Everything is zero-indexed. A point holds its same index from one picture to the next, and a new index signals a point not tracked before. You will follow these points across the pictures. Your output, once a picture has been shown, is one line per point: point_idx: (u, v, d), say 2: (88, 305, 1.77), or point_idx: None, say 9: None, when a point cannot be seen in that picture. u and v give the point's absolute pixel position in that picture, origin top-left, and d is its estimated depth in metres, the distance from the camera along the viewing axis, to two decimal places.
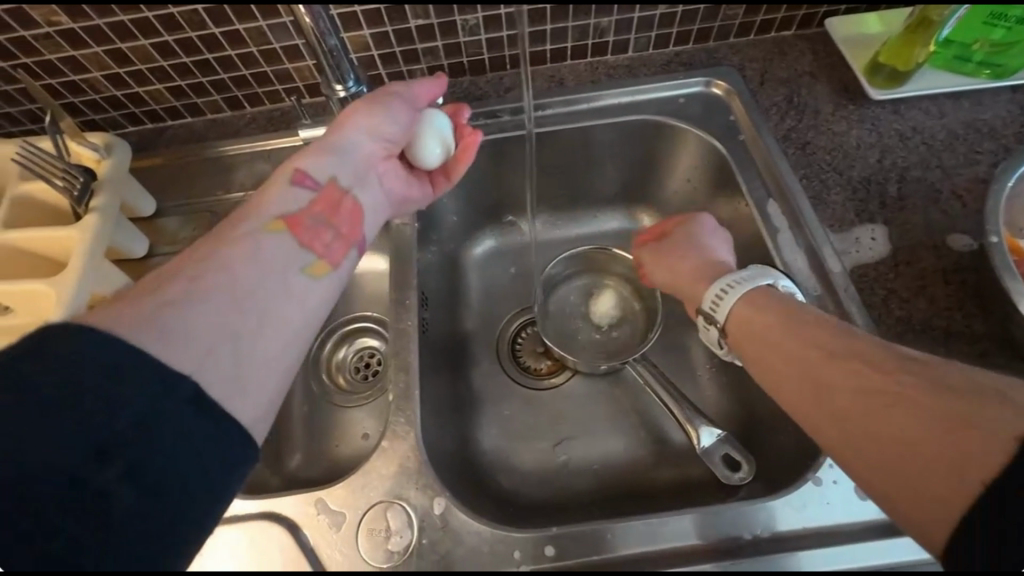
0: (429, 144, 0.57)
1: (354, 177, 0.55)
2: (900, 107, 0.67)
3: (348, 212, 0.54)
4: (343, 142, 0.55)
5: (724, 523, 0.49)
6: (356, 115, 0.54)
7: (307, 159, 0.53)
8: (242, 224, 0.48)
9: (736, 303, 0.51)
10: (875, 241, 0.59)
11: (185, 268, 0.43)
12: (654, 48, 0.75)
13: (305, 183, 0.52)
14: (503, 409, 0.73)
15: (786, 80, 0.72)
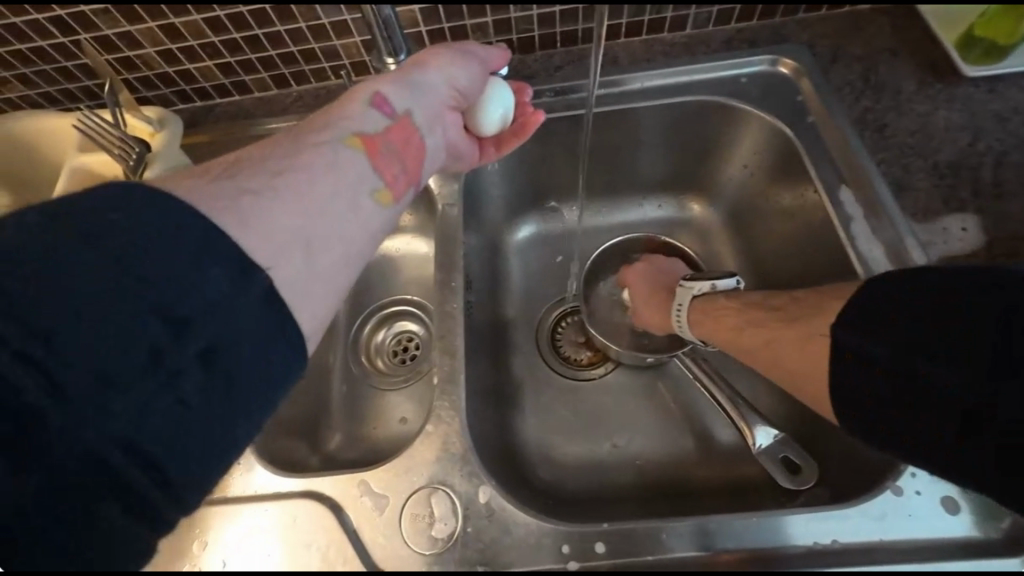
0: (500, 102, 0.56)
1: (428, 114, 0.53)
2: (999, 85, 0.60)
3: (417, 152, 0.51)
4: (425, 78, 0.53)
5: (791, 533, 0.45)
6: (440, 54, 0.54)
7: (388, 86, 0.51)
8: (319, 133, 0.46)
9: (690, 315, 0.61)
10: (966, 232, 0.52)
11: (264, 164, 0.42)
12: (716, 24, 0.70)
13: (384, 109, 0.50)
14: (543, 399, 0.71)
15: (862, 57, 0.65)
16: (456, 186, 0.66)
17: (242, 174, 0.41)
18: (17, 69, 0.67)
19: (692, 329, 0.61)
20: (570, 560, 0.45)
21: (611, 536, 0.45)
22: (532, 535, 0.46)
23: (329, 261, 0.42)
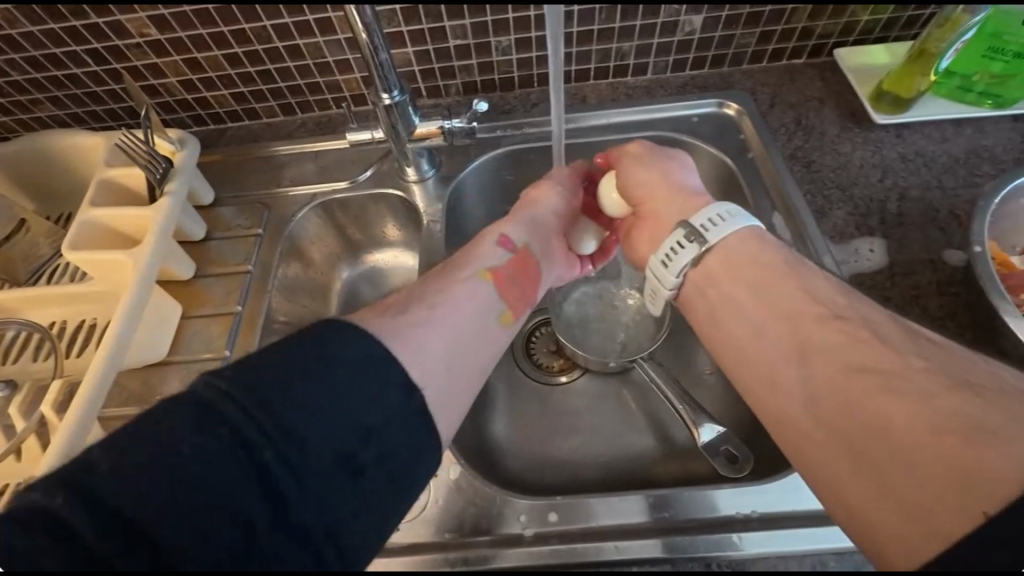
0: (587, 228, 0.65)
1: (539, 243, 0.60)
2: (904, 132, 0.71)
3: (531, 277, 0.58)
4: (538, 208, 0.63)
5: (718, 506, 0.51)
6: (547, 185, 0.64)
7: (512, 220, 0.60)
8: (459, 273, 0.53)
9: (732, 235, 0.51)
10: (873, 253, 0.61)
11: (423, 302, 0.48)
12: (672, 71, 0.80)
13: (506, 245, 0.57)
14: (516, 400, 0.78)
15: (794, 104, 0.76)
16: (439, 205, 0.75)
17: (403, 314, 0.45)
18: (50, 92, 0.75)
19: (726, 242, 0.51)
20: (527, 527, 0.51)
21: (563, 507, 0.52)
22: (493, 507, 0.52)
23: (470, 386, 0.46)
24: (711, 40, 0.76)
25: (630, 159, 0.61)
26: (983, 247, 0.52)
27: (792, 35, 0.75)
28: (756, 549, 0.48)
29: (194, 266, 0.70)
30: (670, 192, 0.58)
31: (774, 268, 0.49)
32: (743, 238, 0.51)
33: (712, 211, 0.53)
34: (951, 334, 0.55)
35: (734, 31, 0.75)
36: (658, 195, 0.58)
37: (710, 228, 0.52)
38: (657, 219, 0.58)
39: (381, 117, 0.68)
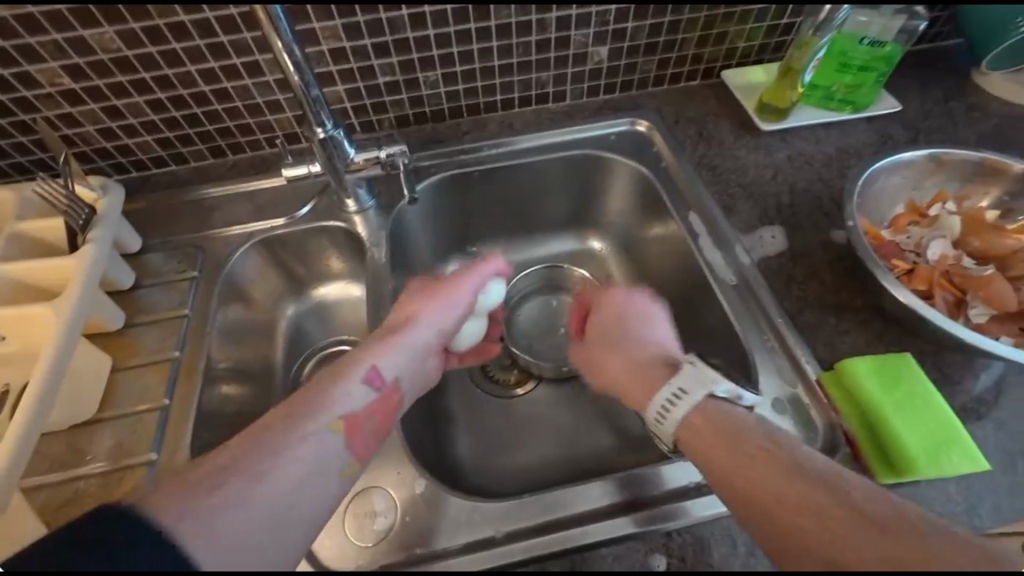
0: (473, 327, 0.66)
1: (412, 373, 0.58)
2: (787, 136, 0.82)
3: (393, 411, 0.55)
4: (426, 341, 0.60)
5: (665, 481, 0.55)
6: (456, 299, 0.63)
7: (386, 347, 0.57)
8: (307, 420, 0.48)
9: (684, 415, 0.51)
10: (775, 239, 0.70)
11: (260, 450, 0.45)
12: (587, 97, 0.89)
13: (375, 382, 0.54)
14: (476, 419, 0.78)
15: (694, 118, 0.86)
16: (382, 234, 0.77)
17: (225, 480, 0.42)
18: None
19: (675, 431, 0.52)
20: (499, 529, 0.52)
21: (530, 504, 0.54)
22: (464, 515, 0.53)
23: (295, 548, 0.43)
24: (618, 68, 0.86)
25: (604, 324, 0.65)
26: (855, 221, 0.60)
27: (685, 60, 0.87)
28: (708, 512, 0.52)
29: (123, 316, 0.66)
30: (631, 360, 0.59)
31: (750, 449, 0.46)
32: (708, 407, 0.51)
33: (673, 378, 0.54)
34: (845, 301, 0.63)
35: (635, 60, 0.85)
36: (615, 362, 0.60)
37: (682, 401, 0.52)
38: (625, 388, 0.58)
39: (317, 151, 0.70)
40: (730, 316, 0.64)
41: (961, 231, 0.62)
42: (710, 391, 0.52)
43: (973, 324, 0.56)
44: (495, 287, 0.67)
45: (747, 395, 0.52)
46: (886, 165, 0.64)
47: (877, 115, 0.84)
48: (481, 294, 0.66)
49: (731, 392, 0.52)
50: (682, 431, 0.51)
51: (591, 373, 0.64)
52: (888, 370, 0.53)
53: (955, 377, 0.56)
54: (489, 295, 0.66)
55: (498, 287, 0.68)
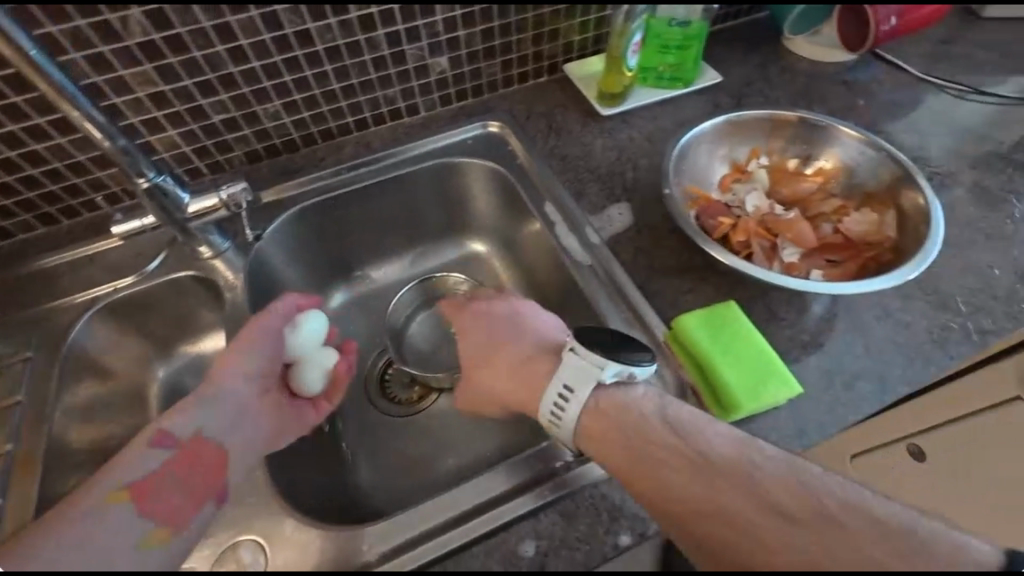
0: (309, 370, 0.64)
1: (220, 424, 0.57)
2: (628, 117, 0.88)
3: (210, 460, 0.55)
4: (239, 383, 0.60)
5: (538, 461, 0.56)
6: (256, 343, 0.61)
7: (188, 401, 0.57)
8: (84, 498, 0.50)
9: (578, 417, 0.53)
10: (622, 215, 0.74)
11: (37, 540, 0.47)
12: (441, 106, 0.91)
13: (183, 447, 0.55)
14: (377, 444, 0.77)
15: (544, 113, 0.90)
16: (242, 276, 0.74)
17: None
18: None
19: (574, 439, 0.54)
20: (371, 552, 0.52)
21: (404, 520, 0.53)
22: (338, 548, 0.52)
23: None
24: (463, 75, 0.88)
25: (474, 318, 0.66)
26: (669, 189, 0.64)
27: (526, 60, 0.90)
28: (572, 483, 0.54)
29: None
30: (513, 359, 0.61)
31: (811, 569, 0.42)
32: (598, 398, 0.53)
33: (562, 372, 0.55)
34: (687, 262, 0.67)
35: (478, 65, 0.87)
36: (498, 371, 0.61)
37: (571, 400, 0.54)
38: (514, 394, 0.60)
39: (146, 203, 0.66)
40: (588, 294, 0.67)
41: (766, 185, 0.68)
42: (596, 382, 0.53)
43: (784, 265, 0.62)
44: (311, 320, 0.65)
45: (640, 369, 0.54)
46: (693, 136, 0.68)
47: (706, 86, 0.91)
48: (286, 330, 0.64)
49: (620, 373, 0.53)
50: (579, 434, 0.53)
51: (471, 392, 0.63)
52: (718, 320, 0.58)
53: (782, 314, 0.61)
54: (302, 332, 0.65)
55: (313, 321, 0.66)
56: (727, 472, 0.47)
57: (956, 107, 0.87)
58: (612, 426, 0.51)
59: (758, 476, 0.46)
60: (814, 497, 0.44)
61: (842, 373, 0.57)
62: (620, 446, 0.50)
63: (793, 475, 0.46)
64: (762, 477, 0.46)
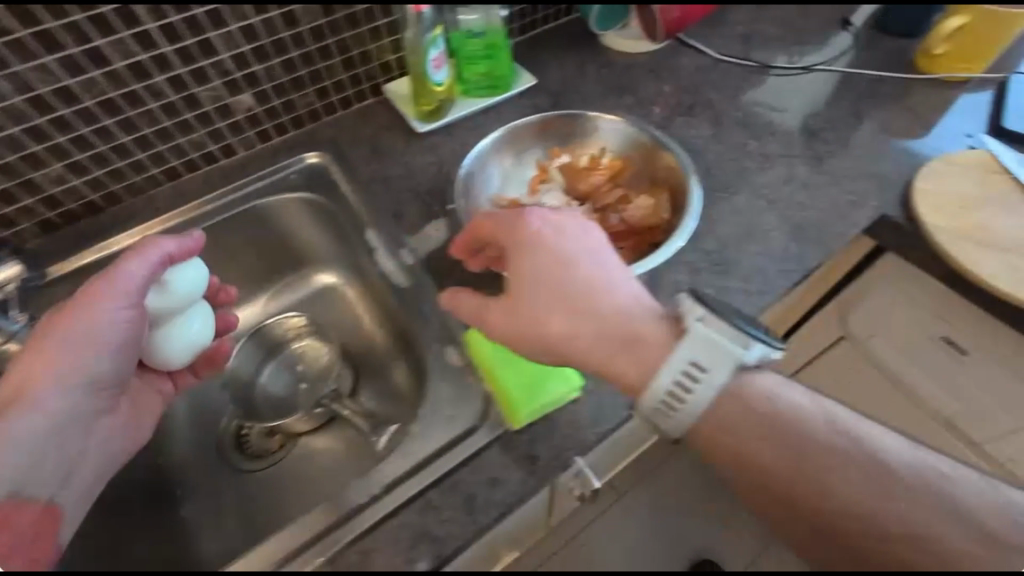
0: (177, 333, 0.67)
1: (51, 446, 0.59)
2: (451, 130, 0.88)
3: (71, 430, 0.61)
4: (87, 329, 0.59)
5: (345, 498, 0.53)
6: (94, 296, 0.59)
7: (30, 355, 0.59)
8: None
9: (696, 411, 0.48)
10: (438, 232, 0.74)
11: None
12: (260, 143, 0.88)
13: (79, 391, 0.61)
14: (226, 502, 0.74)
15: (368, 136, 0.89)
16: None
17: None
18: None
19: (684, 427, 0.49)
20: None
21: None
22: None
23: None
24: (275, 109, 0.85)
25: (546, 258, 0.52)
26: (457, 205, 0.66)
27: (343, 85, 0.89)
28: (376, 517, 0.52)
29: None
30: (580, 305, 0.52)
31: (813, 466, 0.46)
32: (733, 386, 0.49)
33: (686, 348, 0.48)
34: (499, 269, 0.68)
35: (288, 97, 0.85)
36: (562, 319, 0.51)
37: (702, 378, 0.48)
38: (593, 356, 0.52)
39: None
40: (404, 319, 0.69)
41: (563, 180, 0.71)
42: (736, 365, 0.47)
43: None
44: (180, 275, 0.65)
45: (775, 351, 0.50)
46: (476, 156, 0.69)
47: (526, 89, 0.93)
48: (151, 291, 0.63)
49: (761, 354, 0.49)
50: (702, 418, 0.49)
51: (509, 335, 0.54)
52: None
53: None
54: (172, 286, 0.64)
55: (183, 275, 0.65)
56: (782, 416, 0.48)
57: (751, 81, 0.93)
58: (750, 413, 0.48)
59: (855, 448, 0.47)
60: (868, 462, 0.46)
61: None
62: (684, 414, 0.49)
63: (862, 437, 0.47)
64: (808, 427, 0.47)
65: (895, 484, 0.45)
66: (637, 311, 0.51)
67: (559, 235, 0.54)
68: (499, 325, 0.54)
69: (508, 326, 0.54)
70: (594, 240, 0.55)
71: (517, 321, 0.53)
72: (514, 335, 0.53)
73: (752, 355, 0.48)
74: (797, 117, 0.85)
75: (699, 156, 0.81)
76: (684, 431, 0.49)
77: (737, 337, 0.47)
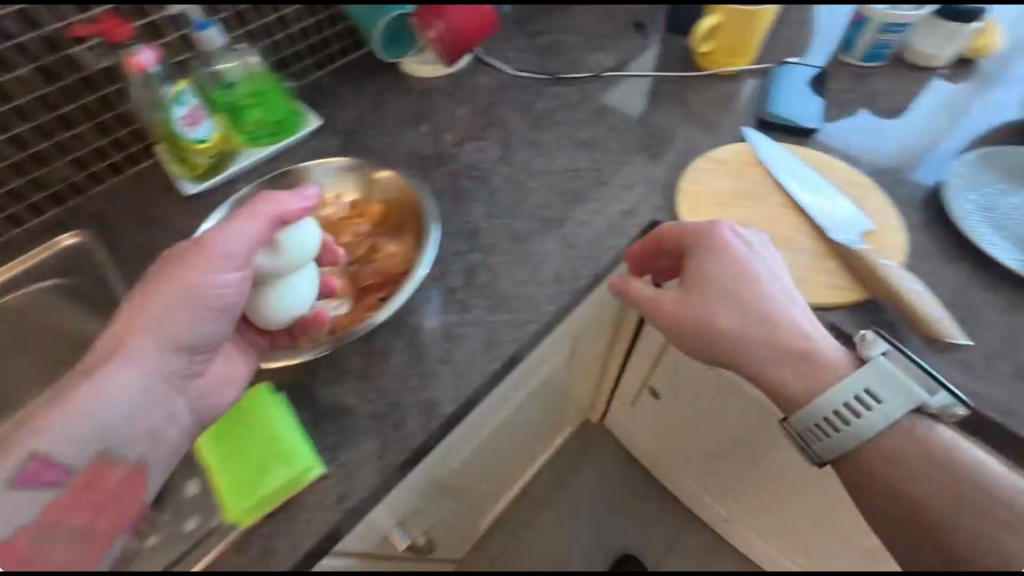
0: (280, 299, 0.56)
1: (120, 429, 0.52)
2: (234, 185, 0.82)
3: (162, 392, 0.54)
4: (212, 287, 0.53)
5: None
6: (224, 243, 0.52)
7: (146, 297, 0.53)
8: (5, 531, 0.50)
9: (887, 439, 0.56)
10: None
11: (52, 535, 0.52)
12: (11, 229, 0.78)
13: (181, 348, 0.54)
14: None
15: (139, 203, 0.81)
16: None
17: None
18: None
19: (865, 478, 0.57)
20: None
21: None
22: None
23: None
24: (16, 190, 0.75)
25: (698, 260, 0.61)
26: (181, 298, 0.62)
27: (101, 152, 0.80)
28: None
29: None
30: (765, 326, 0.59)
31: (915, 465, 0.55)
32: (917, 423, 0.56)
33: (863, 377, 0.56)
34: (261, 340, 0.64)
35: (31, 176, 0.75)
36: (778, 365, 0.59)
37: (871, 405, 0.55)
38: (765, 363, 0.59)
39: None
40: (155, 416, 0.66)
41: (323, 235, 0.71)
42: (918, 405, 0.55)
43: (337, 318, 0.65)
44: (293, 239, 0.54)
45: (958, 406, 0.55)
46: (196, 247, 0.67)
47: (315, 129, 0.89)
48: (261, 251, 0.54)
49: (942, 405, 0.55)
50: (871, 440, 0.56)
51: (701, 346, 0.61)
52: (240, 407, 0.58)
53: (346, 367, 0.61)
54: (286, 248, 0.54)
55: (303, 239, 0.55)
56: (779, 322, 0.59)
57: (544, 93, 0.93)
58: (919, 449, 0.55)
59: (817, 360, 0.58)
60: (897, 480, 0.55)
61: (394, 412, 0.58)
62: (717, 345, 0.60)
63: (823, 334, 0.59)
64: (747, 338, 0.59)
65: (998, 491, 0.54)
66: (819, 329, 0.60)
67: (764, 266, 0.60)
68: (699, 347, 0.61)
69: (736, 320, 0.59)
70: (778, 267, 0.62)
71: (733, 314, 0.59)
72: (706, 353, 0.61)
73: (935, 403, 0.55)
74: (583, 127, 0.86)
75: (485, 181, 0.79)
76: (834, 455, 0.58)
77: (905, 395, 0.55)
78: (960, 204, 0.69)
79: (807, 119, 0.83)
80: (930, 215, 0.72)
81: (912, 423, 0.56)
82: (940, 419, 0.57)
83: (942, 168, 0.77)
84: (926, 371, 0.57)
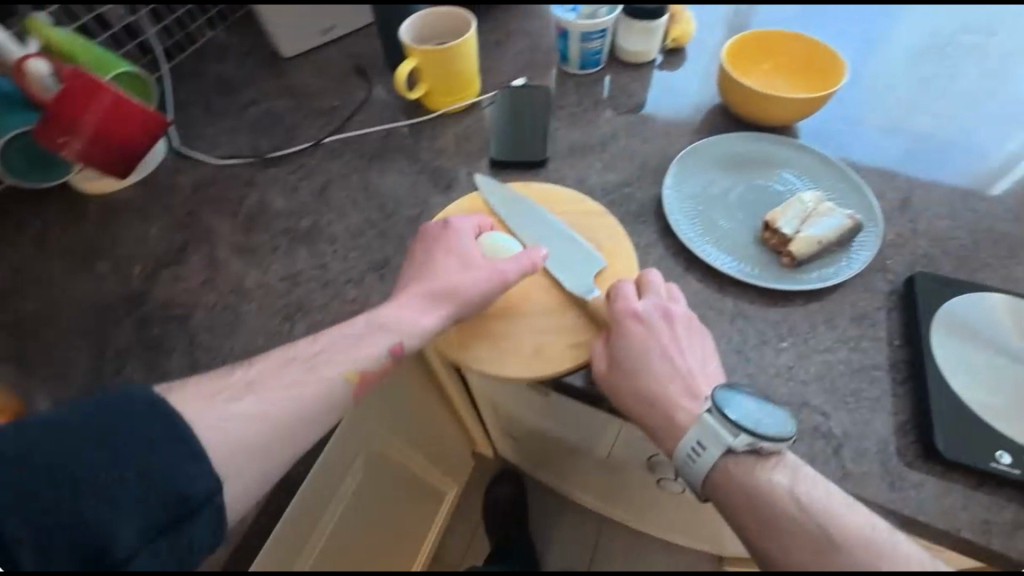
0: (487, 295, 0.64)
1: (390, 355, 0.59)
2: None
3: (378, 338, 0.58)
4: (365, 351, 0.57)
5: None
6: (427, 270, 0.61)
7: (388, 304, 0.60)
8: (247, 394, 0.54)
9: (713, 470, 0.50)
10: None
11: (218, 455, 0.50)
12: None
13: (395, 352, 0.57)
14: None
15: None
16: None
17: None
18: None
19: (721, 509, 0.50)
20: None
21: None
22: None
23: None
24: None
25: (636, 330, 0.55)
26: None
27: None
28: None
29: None
30: (670, 387, 0.54)
31: (774, 513, 0.47)
32: (728, 461, 0.50)
33: (694, 433, 0.51)
34: None
35: None
36: (657, 417, 0.53)
37: (699, 454, 0.50)
38: (646, 420, 0.54)
39: None
40: None
41: None
42: (725, 448, 0.49)
43: None
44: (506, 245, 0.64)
45: (775, 433, 0.48)
46: None
47: None
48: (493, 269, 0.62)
49: (762, 445, 0.49)
50: (720, 484, 0.50)
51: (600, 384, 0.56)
52: None
53: None
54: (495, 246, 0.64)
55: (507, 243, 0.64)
56: (670, 390, 0.54)
57: (255, 182, 0.80)
58: (740, 493, 0.49)
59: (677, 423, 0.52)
60: (791, 534, 0.46)
61: None
62: (635, 398, 0.54)
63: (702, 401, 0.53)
64: (658, 392, 0.54)
65: (826, 537, 0.45)
66: (700, 378, 0.54)
67: (665, 334, 0.56)
68: (617, 387, 0.55)
69: (634, 388, 0.54)
70: (702, 347, 0.56)
71: (636, 380, 0.54)
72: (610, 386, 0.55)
73: (756, 440, 0.48)
74: (300, 217, 0.75)
75: (185, 323, 0.66)
76: (702, 487, 0.51)
77: (714, 436, 0.50)
78: (675, 209, 0.69)
79: (533, 148, 0.79)
80: (656, 223, 0.69)
81: (724, 467, 0.50)
82: (778, 460, 0.49)
83: (663, 166, 0.76)
84: (735, 407, 0.50)
